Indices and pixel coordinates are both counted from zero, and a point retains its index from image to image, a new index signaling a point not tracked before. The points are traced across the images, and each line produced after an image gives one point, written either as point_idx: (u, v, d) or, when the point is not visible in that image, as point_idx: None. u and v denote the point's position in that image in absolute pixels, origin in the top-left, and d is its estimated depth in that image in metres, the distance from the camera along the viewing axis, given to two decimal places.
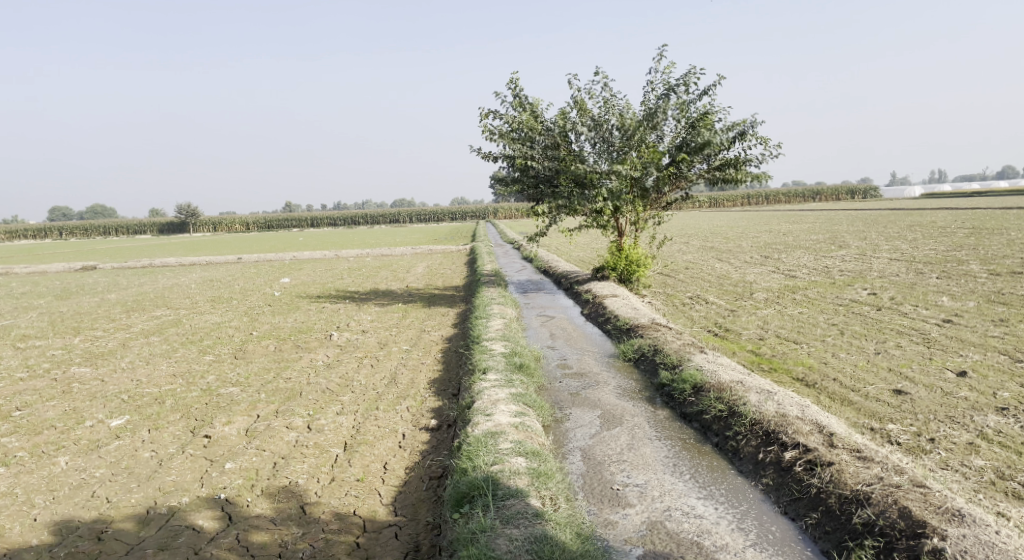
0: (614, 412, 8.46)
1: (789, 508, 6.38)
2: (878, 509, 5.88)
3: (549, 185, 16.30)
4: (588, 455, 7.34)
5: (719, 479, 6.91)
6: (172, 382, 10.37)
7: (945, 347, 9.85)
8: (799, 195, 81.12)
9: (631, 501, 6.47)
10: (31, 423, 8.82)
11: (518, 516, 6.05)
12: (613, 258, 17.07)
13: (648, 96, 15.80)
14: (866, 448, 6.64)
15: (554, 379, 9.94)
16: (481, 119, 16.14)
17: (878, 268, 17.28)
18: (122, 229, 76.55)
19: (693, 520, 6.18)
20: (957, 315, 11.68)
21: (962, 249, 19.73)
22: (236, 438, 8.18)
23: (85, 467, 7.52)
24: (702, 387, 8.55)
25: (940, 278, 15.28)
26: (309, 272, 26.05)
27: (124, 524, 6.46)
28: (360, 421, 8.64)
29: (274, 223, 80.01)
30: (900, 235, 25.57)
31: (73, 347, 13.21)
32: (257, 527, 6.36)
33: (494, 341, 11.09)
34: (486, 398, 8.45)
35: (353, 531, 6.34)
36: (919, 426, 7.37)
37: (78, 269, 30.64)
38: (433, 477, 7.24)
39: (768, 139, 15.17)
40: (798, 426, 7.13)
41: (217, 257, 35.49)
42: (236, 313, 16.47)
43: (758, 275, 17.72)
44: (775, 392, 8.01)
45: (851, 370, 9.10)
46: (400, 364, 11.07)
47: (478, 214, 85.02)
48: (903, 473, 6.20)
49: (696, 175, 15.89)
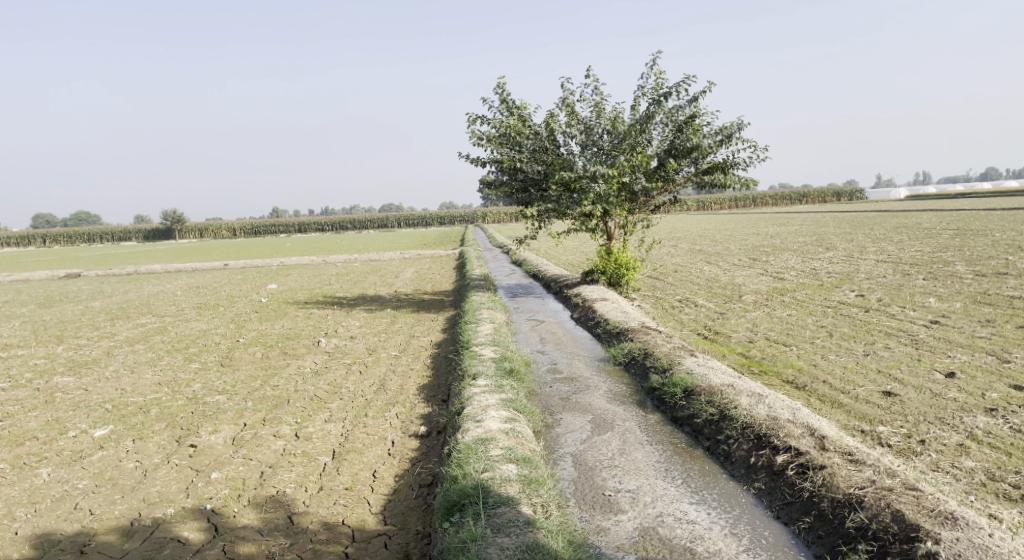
0: (605, 416, 8.42)
1: (782, 513, 6.34)
2: (871, 512, 5.86)
3: (537, 188, 16.32)
4: (580, 461, 7.28)
5: (711, 483, 6.87)
6: (157, 391, 10.22)
7: (934, 348, 9.88)
8: (786, 197, 81.77)
9: (623, 506, 6.42)
10: (13, 434, 8.66)
11: (510, 524, 5.97)
12: (602, 262, 17.04)
13: (637, 101, 15.79)
14: (858, 451, 6.63)
15: (544, 383, 9.88)
16: (468, 124, 16.07)
17: (865, 270, 17.38)
18: (107, 235, 76.05)
19: (686, 526, 6.14)
20: (944, 316, 11.74)
21: (947, 251, 19.90)
22: (223, 447, 8.06)
23: (68, 479, 7.37)
24: (692, 391, 8.52)
25: (927, 279, 15.37)
26: (297, 278, 25.85)
27: (108, 537, 6.33)
28: (349, 428, 8.54)
29: (262, 228, 79.63)
30: (887, 237, 25.75)
31: (57, 356, 13.01)
32: (244, 538, 6.25)
33: (483, 346, 11.01)
34: (476, 404, 8.38)
35: (342, 541, 6.24)
36: (909, 427, 7.37)
37: (63, 277, 30.28)
38: (422, 485, 7.16)
39: (755, 143, 15.25)
40: (790, 430, 7.11)
41: (203, 263, 35.21)
42: (222, 320, 16.29)
43: (747, 277, 17.76)
44: (766, 395, 7.99)
45: (841, 372, 9.12)
46: (389, 371, 10.96)
47: (467, 218, 84.90)
48: (896, 476, 6.19)
49: (684, 178, 15.93)
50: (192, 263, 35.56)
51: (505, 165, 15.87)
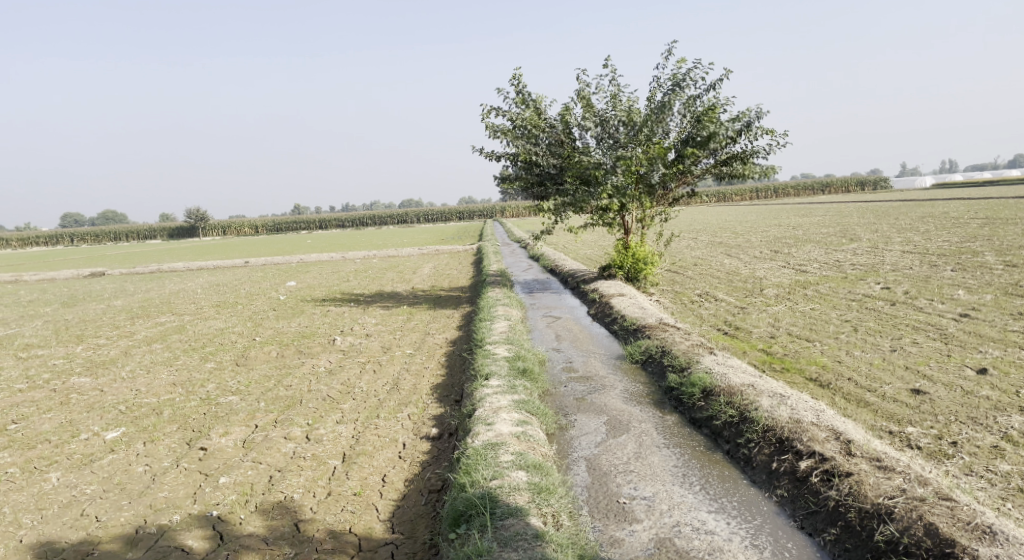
0: (621, 418, 8.17)
1: (806, 523, 6.07)
2: (902, 525, 5.57)
3: (553, 182, 16.03)
4: (594, 465, 7.06)
5: (731, 490, 6.61)
6: (171, 392, 10.15)
7: (963, 343, 9.49)
8: (809, 187, 80.60)
9: (638, 516, 6.18)
10: (26, 437, 8.63)
11: (517, 538, 5.77)
12: (620, 257, 16.72)
13: (653, 90, 15.44)
14: (887, 457, 6.30)
15: (559, 383, 9.64)
16: (484, 116, 15.86)
17: (892, 261, 16.91)
18: (131, 233, 77.25)
19: (704, 536, 5.89)
20: (974, 308, 11.31)
21: (976, 240, 19.31)
22: (233, 449, 7.95)
23: (77, 484, 7.30)
24: (711, 390, 8.23)
25: (956, 270, 14.85)
26: (315, 274, 25.76)
27: (111, 546, 6.23)
28: (360, 430, 8.39)
29: (283, 225, 80.29)
30: (914, 227, 25.01)
31: (75, 356, 13.01)
32: (247, 547, 6.12)
33: (497, 345, 10.78)
34: (487, 406, 8.18)
35: (348, 550, 6.09)
36: (940, 428, 7.03)
37: (88, 276, 30.55)
38: (432, 491, 6.98)
39: (775, 130, 14.67)
40: (813, 434, 6.80)
41: (223, 261, 35.21)
42: (240, 318, 16.25)
43: (769, 270, 17.36)
44: (789, 396, 7.68)
45: (867, 369, 8.76)
46: (403, 370, 10.81)
47: (486, 212, 84.54)
48: (928, 484, 5.88)
49: (703, 169, 15.51)
50: (213, 261, 35.58)
51: (520, 158, 15.60)
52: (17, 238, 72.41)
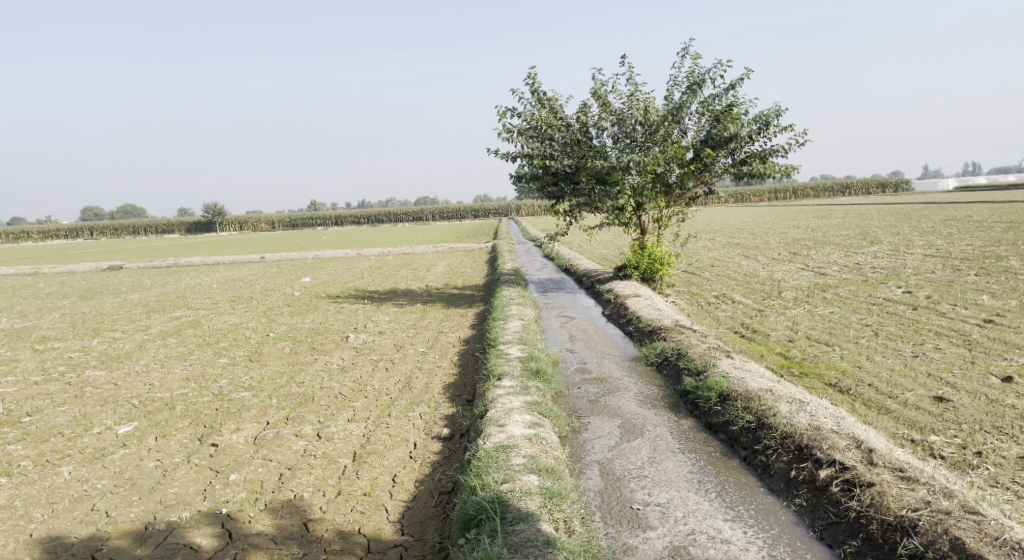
0: (636, 422, 8.02)
1: (826, 533, 5.91)
2: (927, 539, 5.40)
3: (568, 182, 15.86)
4: (607, 470, 6.93)
5: (747, 498, 6.46)
6: (184, 387, 10.14)
7: (987, 349, 9.27)
8: (828, 189, 79.86)
9: (652, 522, 6.06)
10: (40, 430, 8.64)
11: (528, 544, 5.66)
12: (636, 257, 16.53)
13: (670, 89, 15.28)
14: (911, 468, 6.12)
15: (572, 384, 9.53)
16: (500, 117, 15.77)
17: (913, 265, 16.58)
18: (150, 229, 77.91)
19: (719, 545, 5.75)
20: (998, 314, 11.03)
21: (1000, 244, 18.91)
22: (244, 447, 7.90)
23: (88, 478, 7.29)
24: (728, 395, 8.07)
25: (980, 275, 14.50)
26: (331, 271, 25.83)
27: (121, 542, 6.20)
28: (372, 428, 8.31)
29: (299, 220, 80.85)
30: (936, 231, 24.60)
31: (91, 349, 13.09)
32: (256, 546, 6.08)
33: (511, 345, 10.66)
34: (499, 406, 8.09)
35: (356, 552, 6.01)
36: (964, 437, 6.83)
37: (105, 269, 30.80)
38: (442, 492, 6.90)
39: (794, 128, 14.50)
40: (833, 441, 6.63)
41: (239, 257, 35.29)
42: (254, 314, 16.28)
43: (787, 272, 17.09)
44: (808, 402, 7.51)
45: (887, 375, 8.55)
46: (414, 368, 10.73)
47: (502, 211, 84.42)
48: (953, 497, 5.71)
49: (721, 169, 15.29)
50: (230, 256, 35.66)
51: (535, 159, 15.47)
52: (37, 230, 73.26)
